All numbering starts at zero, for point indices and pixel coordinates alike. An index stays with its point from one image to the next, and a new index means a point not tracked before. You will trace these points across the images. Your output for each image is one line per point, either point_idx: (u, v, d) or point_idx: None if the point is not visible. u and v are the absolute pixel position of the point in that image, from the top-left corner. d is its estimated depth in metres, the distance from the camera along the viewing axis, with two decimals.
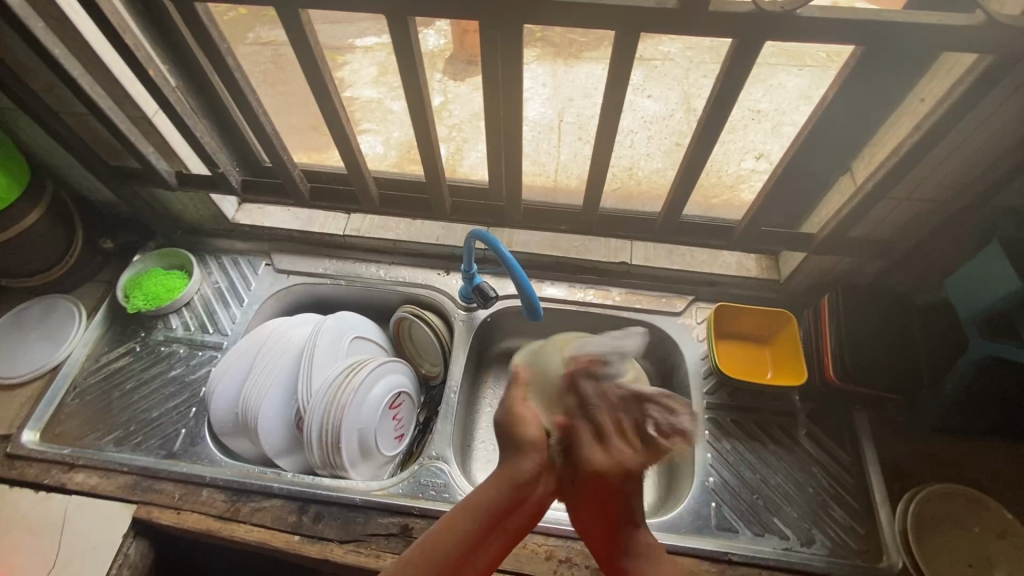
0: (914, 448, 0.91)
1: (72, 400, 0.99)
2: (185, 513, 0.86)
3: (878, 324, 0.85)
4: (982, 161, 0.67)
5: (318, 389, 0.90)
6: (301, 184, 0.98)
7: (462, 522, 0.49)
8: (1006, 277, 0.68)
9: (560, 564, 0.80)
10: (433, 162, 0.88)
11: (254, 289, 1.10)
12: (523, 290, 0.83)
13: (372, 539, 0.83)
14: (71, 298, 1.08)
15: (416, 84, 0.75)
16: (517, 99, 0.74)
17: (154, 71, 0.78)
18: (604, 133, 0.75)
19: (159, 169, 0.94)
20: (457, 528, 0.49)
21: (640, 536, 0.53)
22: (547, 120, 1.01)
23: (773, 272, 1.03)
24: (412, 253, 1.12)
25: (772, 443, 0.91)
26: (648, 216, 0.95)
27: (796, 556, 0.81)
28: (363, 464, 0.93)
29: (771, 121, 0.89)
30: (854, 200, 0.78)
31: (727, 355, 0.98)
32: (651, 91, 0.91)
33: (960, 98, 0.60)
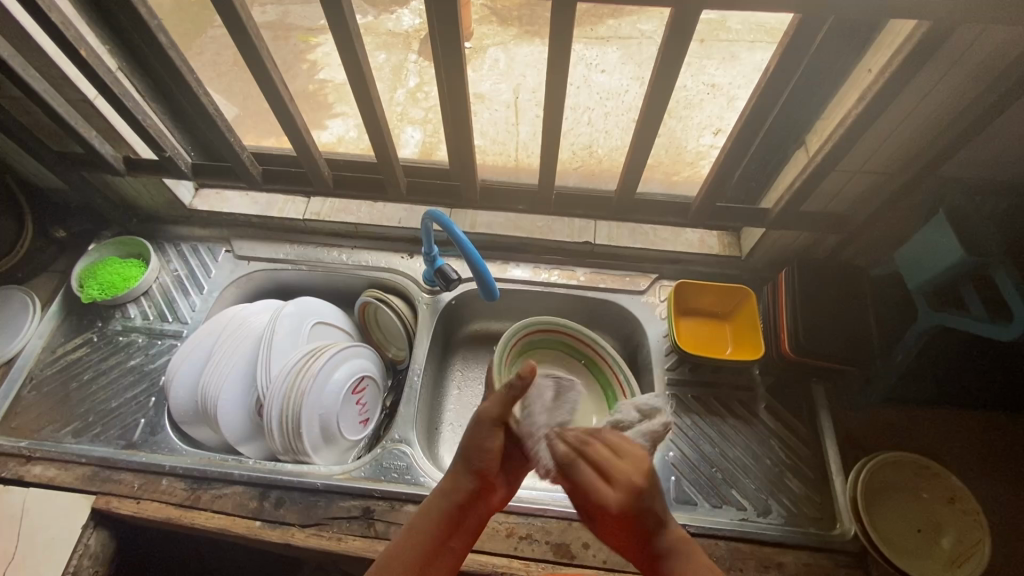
0: (869, 418, 0.93)
1: (29, 392, 0.97)
2: (144, 502, 0.85)
3: (834, 298, 0.86)
4: (927, 133, 0.68)
5: (277, 375, 0.90)
6: (252, 167, 0.95)
7: (416, 537, 0.60)
8: (949, 248, 0.70)
9: (520, 541, 0.81)
10: (385, 143, 0.87)
11: (214, 276, 1.08)
12: (478, 273, 0.82)
13: (333, 523, 0.83)
14: (23, 288, 1.04)
15: (356, 58, 0.72)
16: (462, 73, 0.72)
17: (86, 51, 0.75)
18: (552, 111, 0.74)
19: (105, 154, 0.91)
20: (410, 549, 0.59)
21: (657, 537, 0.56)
22: (504, 98, 1.00)
23: (735, 248, 1.03)
24: (373, 237, 1.10)
25: (731, 417, 0.93)
26: (606, 195, 0.94)
27: (752, 526, 0.82)
28: (327, 449, 0.93)
29: (725, 95, 0.90)
30: (806, 173, 0.78)
31: (688, 331, 0.98)
32: (605, 66, 0.91)
33: (901, 66, 0.60)
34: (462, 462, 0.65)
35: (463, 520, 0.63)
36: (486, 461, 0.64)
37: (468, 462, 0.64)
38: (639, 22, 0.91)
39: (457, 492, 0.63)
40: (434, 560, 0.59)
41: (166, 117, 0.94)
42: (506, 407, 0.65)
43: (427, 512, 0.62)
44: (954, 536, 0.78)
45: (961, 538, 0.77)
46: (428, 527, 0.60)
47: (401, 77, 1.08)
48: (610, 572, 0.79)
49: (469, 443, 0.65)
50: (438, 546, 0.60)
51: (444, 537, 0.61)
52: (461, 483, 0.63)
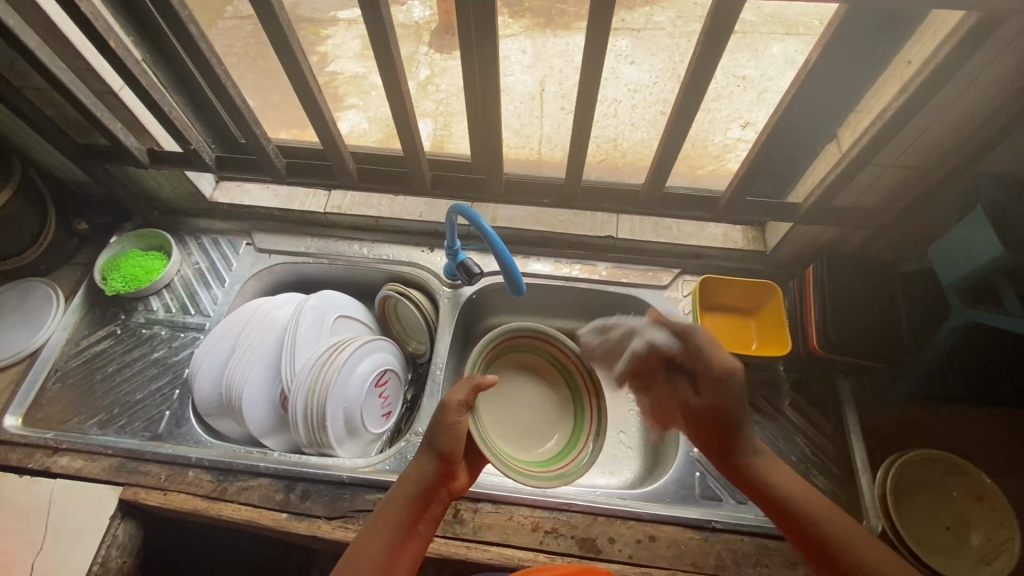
0: (895, 415, 0.92)
1: (54, 383, 0.98)
2: (171, 494, 0.86)
3: (863, 295, 0.85)
4: (967, 127, 0.67)
5: (301, 368, 0.90)
6: (277, 160, 0.95)
7: (385, 520, 0.64)
8: (988, 243, 0.69)
9: (546, 535, 0.81)
10: (412, 136, 0.86)
11: (235, 269, 1.08)
12: (505, 267, 0.82)
13: (359, 515, 0.83)
14: (47, 282, 1.05)
15: (388, 50, 0.72)
16: (495, 67, 0.71)
17: (115, 41, 0.75)
18: (585, 105, 0.74)
19: (129, 147, 0.91)
20: (380, 531, 0.63)
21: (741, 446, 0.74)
22: (530, 89, 1.00)
23: (759, 243, 1.03)
24: (394, 230, 1.10)
25: (756, 413, 0.92)
26: (633, 188, 0.93)
27: None
28: (351, 441, 0.94)
29: (756, 88, 0.89)
30: (840, 167, 0.77)
31: (712, 327, 0.97)
32: (636, 58, 0.91)
33: (945, 58, 0.59)
34: (429, 447, 0.69)
35: (428, 504, 0.67)
36: (453, 445, 0.68)
37: (433, 447, 0.68)
38: (655, 14, 0.90)
39: (422, 476, 0.67)
40: (404, 541, 0.64)
41: (189, 110, 0.94)
42: (472, 393, 0.69)
43: (395, 497, 0.66)
44: (982, 534, 0.78)
45: (990, 535, 0.77)
46: (397, 512, 0.65)
47: (412, 69, 1.06)
48: (637, 567, 0.79)
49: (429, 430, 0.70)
50: (407, 528, 0.64)
51: (413, 521, 0.65)
52: (425, 468, 0.68)
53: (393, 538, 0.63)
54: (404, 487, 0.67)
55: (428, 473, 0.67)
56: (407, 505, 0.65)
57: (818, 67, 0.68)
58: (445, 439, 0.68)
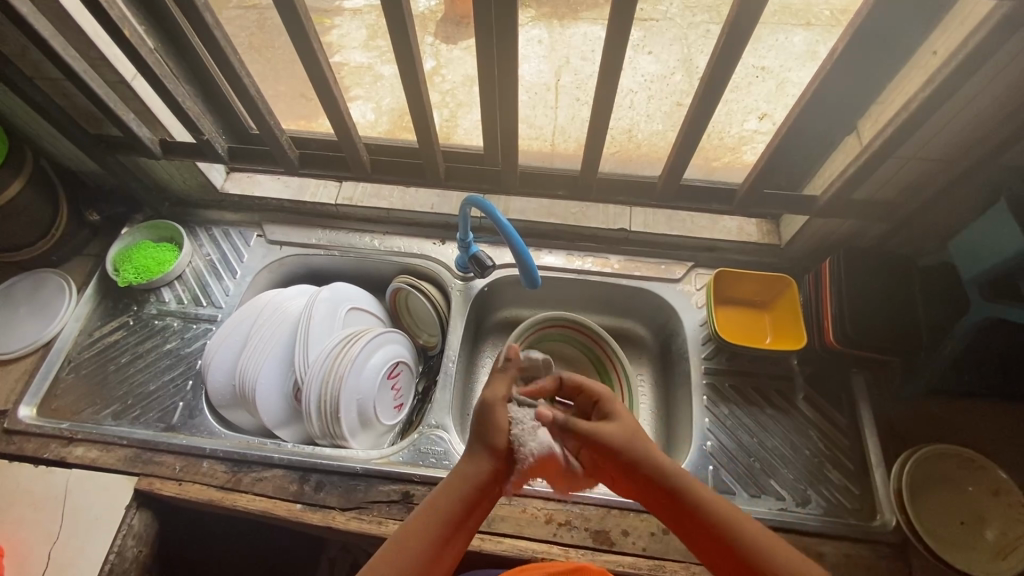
0: (909, 409, 0.92)
1: (68, 374, 0.98)
2: (186, 484, 0.86)
3: (880, 289, 0.84)
4: (992, 119, 0.66)
5: (314, 360, 0.90)
6: (290, 151, 0.94)
7: (433, 517, 0.58)
8: (1011, 237, 0.68)
9: (559, 527, 0.81)
10: (427, 127, 0.85)
11: (246, 261, 1.08)
12: (520, 260, 0.81)
13: (373, 506, 0.84)
14: (59, 273, 1.05)
15: (406, 41, 0.71)
16: (514, 59, 0.71)
17: (129, 31, 0.75)
18: (603, 95, 0.73)
19: (142, 138, 0.90)
20: (427, 528, 0.57)
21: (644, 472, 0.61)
22: (544, 79, 0.97)
23: (774, 237, 1.02)
24: (406, 222, 1.09)
25: (770, 407, 0.92)
26: (648, 181, 0.92)
27: (791, 516, 0.82)
28: (363, 433, 0.94)
29: (774, 79, 0.87)
30: (861, 160, 0.76)
31: (725, 320, 0.97)
32: (653, 47, 0.88)
33: (975, 48, 0.58)
34: (481, 440, 0.63)
35: (479, 502, 0.61)
36: (507, 440, 0.63)
37: (486, 442, 0.62)
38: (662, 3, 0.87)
39: (476, 474, 0.61)
40: (449, 540, 0.58)
41: (200, 100, 0.93)
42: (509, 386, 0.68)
43: (446, 491, 0.60)
44: (997, 528, 0.77)
45: (1005, 530, 0.77)
46: (446, 510, 0.58)
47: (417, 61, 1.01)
48: (651, 559, 0.79)
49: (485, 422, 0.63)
50: (455, 525, 0.58)
51: (462, 519, 0.60)
52: (481, 465, 0.61)
53: (439, 536, 0.57)
54: (450, 481, 0.61)
55: (481, 473, 0.61)
56: (460, 502, 0.59)
57: (841, 58, 0.67)
58: (500, 436, 0.62)
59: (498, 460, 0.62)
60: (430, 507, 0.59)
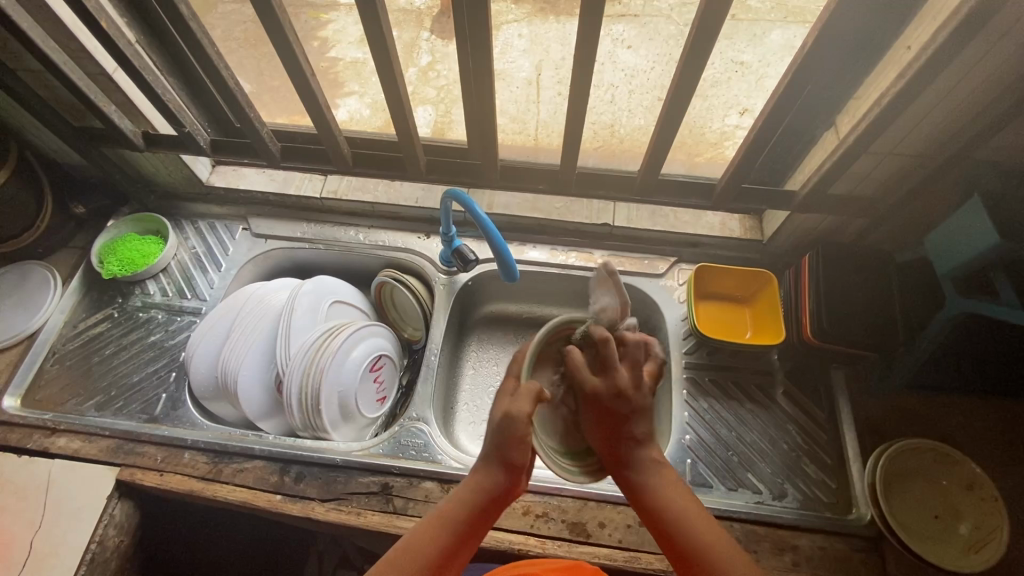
0: (888, 404, 0.92)
1: (52, 365, 0.99)
2: (168, 475, 0.87)
3: (857, 284, 0.85)
4: (965, 115, 0.66)
5: (296, 353, 0.90)
6: (271, 144, 0.95)
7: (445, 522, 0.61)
8: (984, 233, 0.68)
9: (536, 519, 0.82)
10: (405, 120, 0.86)
11: (231, 254, 1.08)
12: (498, 253, 0.82)
13: (353, 497, 0.84)
14: (44, 265, 1.06)
15: (381, 35, 0.72)
16: (489, 55, 0.71)
17: (107, 22, 0.75)
18: (578, 91, 0.73)
19: (124, 130, 0.91)
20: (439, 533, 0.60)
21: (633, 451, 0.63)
22: (526, 74, 0.99)
23: (757, 232, 1.02)
24: (390, 216, 1.10)
25: (749, 401, 0.92)
26: (628, 175, 0.93)
27: (767, 509, 0.83)
28: (345, 426, 0.94)
29: (754, 74, 0.87)
30: (838, 154, 0.76)
31: (706, 316, 0.97)
32: (632, 42, 0.90)
33: (944, 42, 0.58)
34: (497, 455, 0.61)
35: (492, 512, 0.62)
36: (521, 458, 0.60)
37: (501, 458, 0.61)
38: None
39: (491, 487, 0.61)
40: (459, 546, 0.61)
41: (183, 93, 0.93)
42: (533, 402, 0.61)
43: (459, 502, 0.62)
44: (972, 522, 0.78)
45: (979, 524, 0.77)
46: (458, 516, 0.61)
47: (413, 55, 1.05)
48: (626, 551, 0.80)
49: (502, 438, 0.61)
50: (465, 532, 0.61)
51: (473, 527, 0.61)
52: (494, 479, 0.61)
53: (450, 542, 0.60)
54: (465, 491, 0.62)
55: (495, 486, 0.61)
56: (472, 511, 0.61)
57: (815, 53, 0.67)
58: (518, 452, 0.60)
59: (513, 476, 0.61)
60: (442, 515, 0.61)
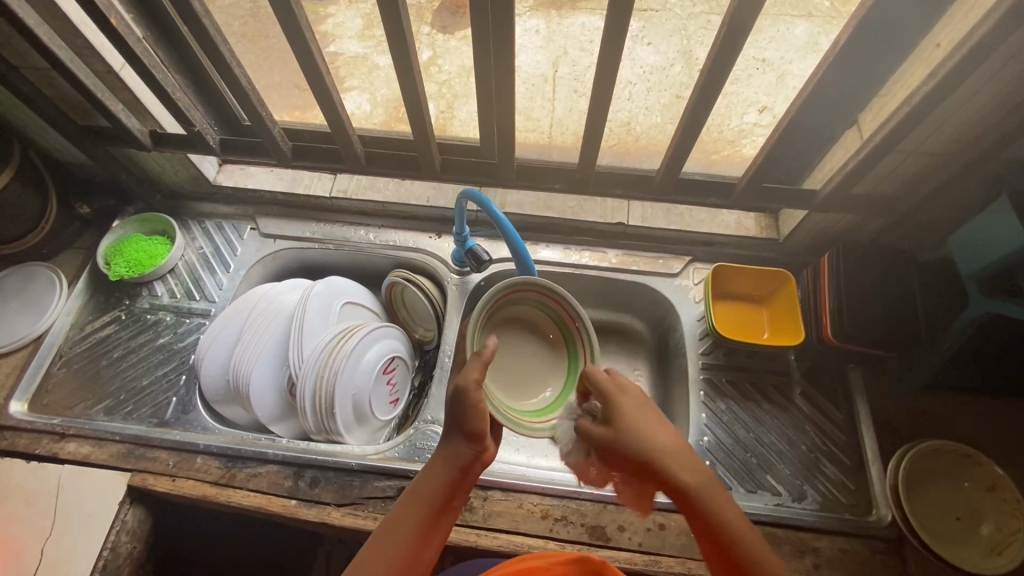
0: (906, 404, 0.92)
1: (59, 369, 0.97)
2: (180, 480, 0.86)
3: (878, 285, 0.84)
4: (996, 113, 0.65)
5: (308, 355, 0.89)
6: (282, 143, 0.93)
7: (419, 502, 0.61)
8: (1012, 233, 0.67)
9: (556, 522, 0.81)
10: (421, 119, 0.84)
11: (240, 255, 1.06)
12: (515, 253, 0.81)
13: (369, 502, 0.83)
14: (49, 266, 1.04)
15: (400, 35, 0.71)
16: (511, 54, 0.70)
17: (115, 19, 0.74)
18: (599, 91, 0.72)
19: (132, 129, 0.89)
20: (412, 512, 0.60)
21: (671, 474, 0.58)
22: (541, 71, 0.97)
23: (772, 231, 1.01)
24: (401, 215, 1.08)
25: (767, 402, 0.92)
26: (646, 174, 0.91)
27: (787, 511, 0.82)
28: (359, 428, 0.93)
29: (776, 71, 0.86)
30: (863, 153, 0.75)
31: (724, 316, 0.96)
32: (652, 39, 0.89)
33: (979, 41, 0.57)
34: (456, 428, 0.63)
35: (462, 481, 0.63)
36: (481, 425, 0.61)
37: (461, 429, 0.62)
38: None
39: (455, 458, 0.62)
40: (437, 519, 0.61)
41: (191, 91, 0.92)
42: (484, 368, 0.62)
43: (428, 476, 0.62)
44: (993, 524, 0.77)
45: (1001, 526, 0.77)
46: (431, 493, 0.61)
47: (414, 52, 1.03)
48: (647, 554, 0.79)
49: (458, 407, 0.62)
50: (440, 507, 0.61)
51: (447, 499, 0.62)
52: (458, 450, 0.62)
53: (427, 519, 0.60)
54: (432, 468, 0.63)
55: (458, 458, 0.62)
56: (443, 486, 0.61)
57: (843, 50, 0.66)
58: (472, 421, 0.61)
59: (478, 448, 0.63)
60: (415, 494, 0.61)
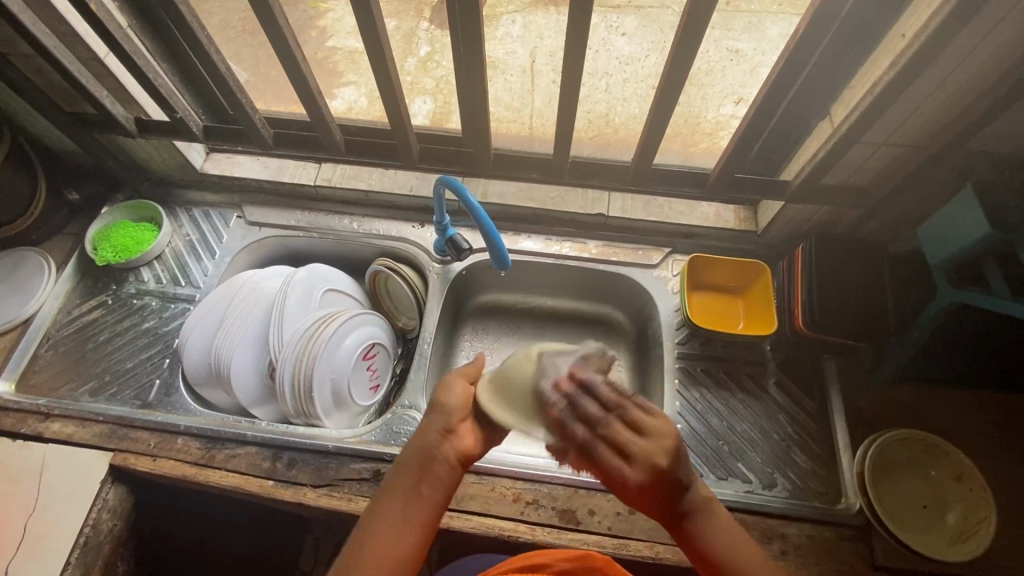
0: (880, 396, 0.92)
1: (46, 351, 0.99)
2: (161, 460, 0.87)
3: (850, 276, 0.85)
4: (959, 105, 0.65)
5: (289, 339, 0.91)
6: (264, 131, 0.95)
7: (396, 477, 0.60)
8: (975, 224, 0.68)
9: (527, 506, 0.83)
10: (399, 110, 0.86)
11: (225, 242, 1.08)
12: (490, 242, 0.83)
13: (344, 484, 0.85)
14: (38, 251, 1.05)
15: (374, 26, 0.72)
16: (481, 43, 0.71)
17: (97, 6, 0.75)
18: (569, 80, 0.73)
19: (117, 116, 0.91)
20: (391, 487, 0.60)
21: (689, 498, 0.60)
22: (521, 62, 1.02)
23: (750, 223, 1.02)
24: (385, 205, 1.09)
25: (740, 391, 0.93)
26: (622, 165, 0.92)
27: (757, 498, 0.83)
28: (338, 413, 0.95)
29: (750, 62, 0.91)
30: (832, 142, 0.76)
31: (700, 307, 0.98)
32: (627, 30, 0.95)
33: (939, 29, 0.58)
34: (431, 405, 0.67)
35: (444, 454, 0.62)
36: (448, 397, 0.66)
37: (437, 403, 0.66)
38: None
39: (427, 431, 0.63)
40: (425, 482, 0.60)
41: (176, 79, 0.93)
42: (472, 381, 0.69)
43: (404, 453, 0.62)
44: (959, 512, 0.78)
45: (966, 514, 0.78)
46: (412, 458, 0.61)
47: (412, 46, 1.08)
48: (615, 538, 0.80)
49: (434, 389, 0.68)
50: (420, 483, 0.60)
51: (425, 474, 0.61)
52: (432, 420, 0.64)
53: (411, 480, 0.60)
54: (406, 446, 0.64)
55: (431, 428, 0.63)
56: (424, 445, 0.62)
57: (809, 40, 0.67)
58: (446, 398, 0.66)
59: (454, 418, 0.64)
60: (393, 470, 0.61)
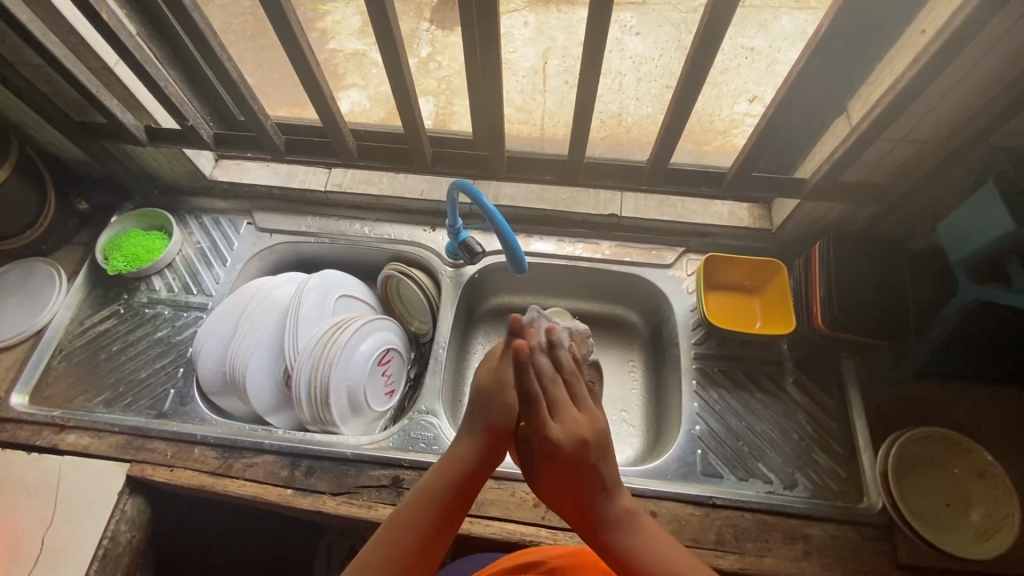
0: (900, 394, 0.92)
1: (59, 363, 0.98)
2: (178, 470, 0.87)
3: (869, 273, 0.84)
4: (981, 100, 0.65)
5: (304, 347, 0.90)
6: (275, 137, 0.94)
7: (426, 503, 0.61)
8: (997, 220, 0.67)
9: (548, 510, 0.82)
10: (412, 113, 0.85)
11: (237, 248, 1.08)
12: (507, 245, 0.82)
13: (364, 491, 0.84)
14: (49, 261, 1.05)
15: (388, 29, 0.71)
16: (497, 48, 0.70)
17: (107, 14, 0.75)
18: (586, 82, 0.72)
19: (127, 125, 0.90)
20: (417, 513, 0.60)
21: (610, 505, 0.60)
22: (532, 64, 1.01)
23: (765, 221, 1.01)
24: (396, 209, 1.09)
25: (759, 391, 0.92)
26: (637, 165, 0.92)
27: (779, 498, 0.83)
28: (355, 419, 0.94)
29: (764, 60, 0.89)
30: (851, 140, 0.75)
31: (715, 306, 0.97)
32: (640, 30, 0.92)
33: (962, 25, 0.57)
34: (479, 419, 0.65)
35: (475, 481, 0.64)
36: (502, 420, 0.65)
37: (483, 420, 0.65)
38: None
39: (466, 455, 0.64)
40: (450, 516, 0.61)
41: (184, 86, 0.92)
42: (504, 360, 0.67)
43: (436, 476, 0.63)
44: (983, 510, 0.78)
45: (991, 512, 0.77)
46: (444, 489, 0.62)
47: (413, 46, 1.06)
48: None
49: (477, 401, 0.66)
50: (445, 514, 0.61)
51: (457, 502, 0.62)
52: (475, 442, 0.64)
53: (447, 497, 0.61)
54: (442, 467, 0.64)
55: (470, 455, 0.64)
56: (466, 464, 0.63)
57: (828, 38, 0.66)
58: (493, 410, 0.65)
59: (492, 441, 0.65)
60: (424, 493, 0.61)
